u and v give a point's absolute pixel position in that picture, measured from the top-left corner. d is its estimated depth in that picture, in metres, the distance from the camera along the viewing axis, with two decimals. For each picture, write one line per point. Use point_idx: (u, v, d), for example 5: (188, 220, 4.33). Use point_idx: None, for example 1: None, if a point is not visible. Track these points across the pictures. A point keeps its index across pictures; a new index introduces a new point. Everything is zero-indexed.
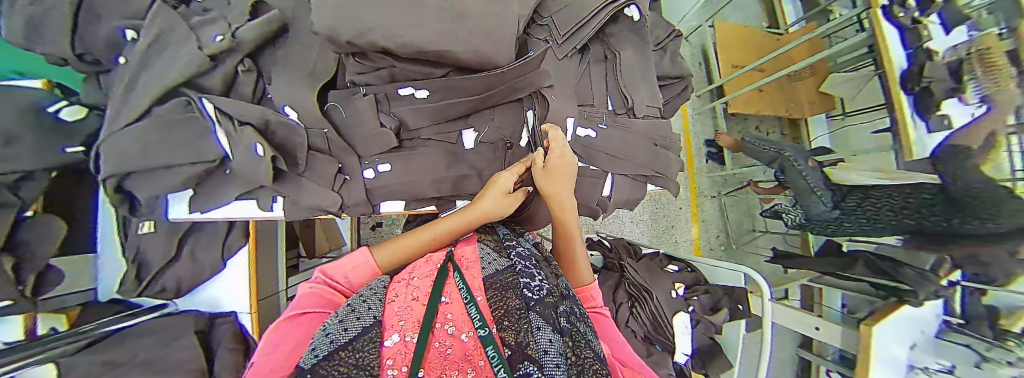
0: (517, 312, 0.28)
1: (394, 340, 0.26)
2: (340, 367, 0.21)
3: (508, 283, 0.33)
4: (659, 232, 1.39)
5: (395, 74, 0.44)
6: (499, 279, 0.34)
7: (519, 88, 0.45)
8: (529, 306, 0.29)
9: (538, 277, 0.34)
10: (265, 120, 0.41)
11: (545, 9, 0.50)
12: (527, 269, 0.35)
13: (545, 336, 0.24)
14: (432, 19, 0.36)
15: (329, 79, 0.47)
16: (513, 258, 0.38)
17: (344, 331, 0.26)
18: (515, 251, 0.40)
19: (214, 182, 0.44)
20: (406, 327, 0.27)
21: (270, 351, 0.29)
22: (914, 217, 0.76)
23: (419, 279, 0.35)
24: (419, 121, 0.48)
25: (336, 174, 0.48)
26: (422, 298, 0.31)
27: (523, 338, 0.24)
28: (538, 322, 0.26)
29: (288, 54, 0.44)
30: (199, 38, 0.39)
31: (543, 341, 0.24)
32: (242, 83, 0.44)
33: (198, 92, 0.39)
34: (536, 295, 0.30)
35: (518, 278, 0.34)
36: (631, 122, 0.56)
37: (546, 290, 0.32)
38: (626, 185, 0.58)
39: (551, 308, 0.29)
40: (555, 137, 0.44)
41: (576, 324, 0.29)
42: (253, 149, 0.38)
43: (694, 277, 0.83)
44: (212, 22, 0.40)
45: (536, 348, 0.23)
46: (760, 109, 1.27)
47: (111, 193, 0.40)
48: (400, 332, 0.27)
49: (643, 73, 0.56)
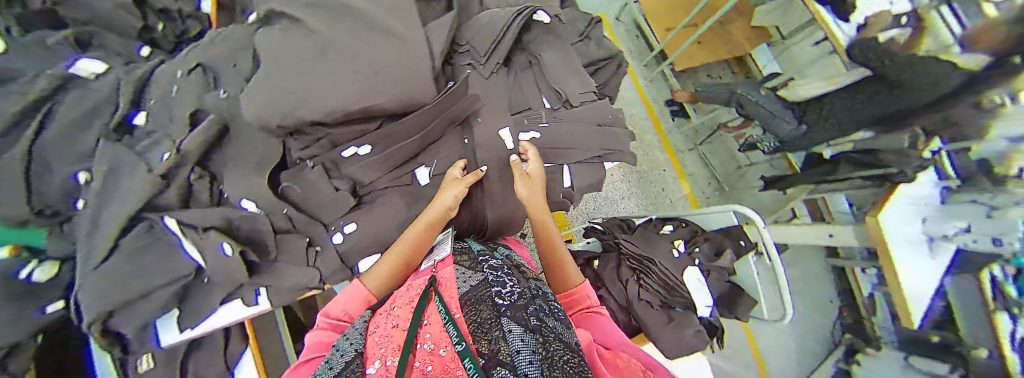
0: (491, 320, 0.29)
1: (377, 366, 0.26)
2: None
3: (482, 295, 0.33)
4: (653, 199, 1.41)
5: (335, 139, 0.46)
6: (473, 292, 0.34)
7: (452, 116, 0.48)
8: (501, 312, 0.29)
9: (510, 284, 0.34)
10: (227, 220, 0.43)
11: (463, 38, 0.55)
12: (499, 277, 0.36)
13: (517, 337, 0.25)
14: (349, 86, 0.39)
15: (279, 161, 0.48)
16: (487, 269, 0.39)
17: (327, 371, 0.26)
18: (487, 263, 0.41)
19: (194, 294, 0.45)
20: (387, 352, 0.27)
21: None
22: (865, 110, 0.79)
23: (399, 308, 0.35)
24: (372, 174, 0.49)
25: (306, 248, 0.49)
26: (401, 325, 0.31)
27: (496, 344, 0.24)
28: (509, 326, 0.27)
29: (235, 151, 0.47)
30: (146, 161, 0.41)
31: (514, 342, 0.24)
32: (198, 191, 0.46)
33: (159, 215, 0.41)
34: (507, 301, 0.31)
35: (490, 288, 0.34)
36: (570, 112, 0.58)
37: (517, 294, 0.32)
38: (586, 170, 0.58)
39: (522, 310, 0.30)
40: (528, 147, 0.50)
41: (547, 321, 0.29)
42: (221, 250, 0.41)
43: (691, 231, 0.82)
44: (156, 144, 0.43)
45: (509, 351, 0.23)
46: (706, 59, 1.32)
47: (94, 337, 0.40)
48: (382, 358, 0.27)
49: (568, 66, 0.59)
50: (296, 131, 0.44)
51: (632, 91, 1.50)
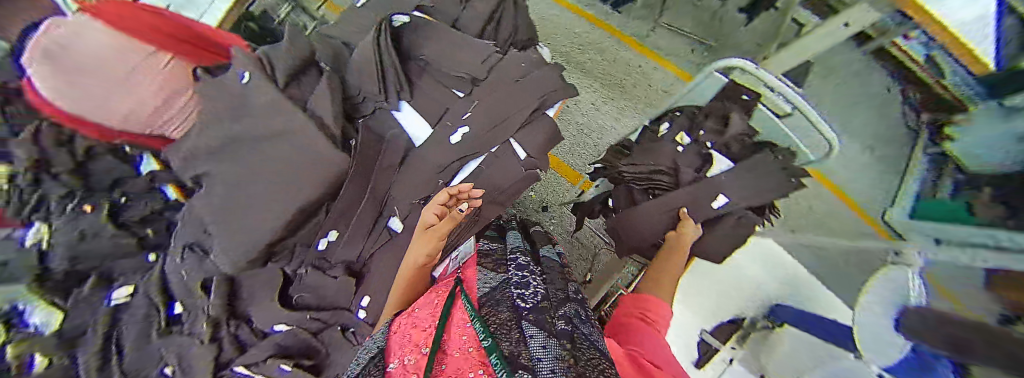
0: (510, 322, 0.41)
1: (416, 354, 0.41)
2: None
3: (502, 298, 0.48)
4: (647, 103, 1.20)
5: (304, 242, 0.49)
6: (493, 295, 0.49)
7: (382, 162, 0.50)
8: (519, 316, 0.42)
9: (528, 291, 0.49)
10: (275, 344, 0.52)
11: (349, 88, 0.52)
12: (520, 290, 0.49)
13: (536, 345, 0.36)
14: (268, 205, 0.43)
15: (282, 282, 0.51)
16: (511, 277, 0.53)
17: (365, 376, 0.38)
18: (514, 266, 0.57)
19: None
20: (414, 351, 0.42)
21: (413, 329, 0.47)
22: None
23: (429, 308, 0.49)
24: (354, 247, 0.52)
25: (344, 333, 0.56)
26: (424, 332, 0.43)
27: (520, 346, 0.35)
28: (527, 329, 0.39)
29: (247, 291, 0.52)
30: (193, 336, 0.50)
31: (532, 344, 0.36)
32: (243, 334, 0.53)
33: (230, 370, 0.52)
34: (525, 306, 0.45)
35: (511, 291, 0.49)
36: (486, 87, 0.51)
37: (535, 300, 0.47)
38: (531, 130, 0.52)
39: (547, 323, 0.42)
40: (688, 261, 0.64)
41: (570, 326, 0.43)
42: (283, 369, 0.51)
43: (688, 116, 0.70)
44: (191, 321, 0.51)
45: (529, 357, 0.34)
46: None
47: None
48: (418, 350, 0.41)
49: (455, 41, 0.53)
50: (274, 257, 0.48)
51: (561, 15, 1.28)
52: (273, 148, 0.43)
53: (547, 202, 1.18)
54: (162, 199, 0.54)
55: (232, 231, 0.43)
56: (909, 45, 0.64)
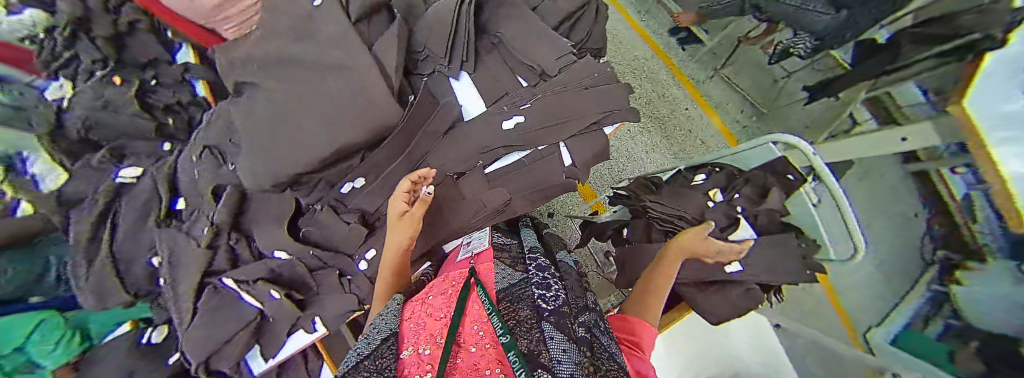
0: (528, 321, 0.39)
1: (409, 351, 0.36)
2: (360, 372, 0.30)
3: (521, 297, 0.46)
4: (681, 148, 1.20)
5: (330, 180, 0.49)
6: (512, 292, 0.48)
7: (428, 127, 0.49)
8: (541, 316, 0.40)
9: (549, 291, 0.47)
10: (270, 269, 0.52)
11: (416, 44, 0.52)
12: (542, 291, 0.47)
13: (556, 342, 0.33)
14: (313, 127, 0.42)
15: (295, 211, 0.52)
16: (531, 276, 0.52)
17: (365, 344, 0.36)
18: (534, 267, 0.55)
19: (268, 329, 0.55)
20: (418, 342, 0.38)
21: (413, 313, 0.44)
22: None
23: (434, 298, 0.47)
24: (374, 202, 0.50)
25: (339, 278, 0.55)
26: (435, 314, 0.43)
27: (539, 345, 0.33)
28: (547, 328, 0.37)
29: (257, 209, 0.52)
30: (195, 237, 0.51)
31: (552, 344, 0.33)
32: (241, 250, 0.53)
33: (217, 278, 0.52)
34: (548, 306, 0.43)
35: (530, 291, 0.47)
36: (551, 84, 0.51)
37: (557, 301, 0.45)
38: (585, 142, 0.50)
39: (570, 326, 0.39)
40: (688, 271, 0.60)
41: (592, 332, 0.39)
42: (271, 296, 0.50)
43: (726, 175, 0.73)
44: (196, 221, 0.51)
45: (549, 354, 0.30)
46: None
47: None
48: (413, 344, 0.37)
49: (532, 31, 0.52)
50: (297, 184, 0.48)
51: (628, 34, 1.27)
52: (337, 78, 0.43)
53: (555, 210, 1.18)
54: (191, 93, 0.70)
55: (265, 142, 0.42)
56: (950, 179, 0.46)
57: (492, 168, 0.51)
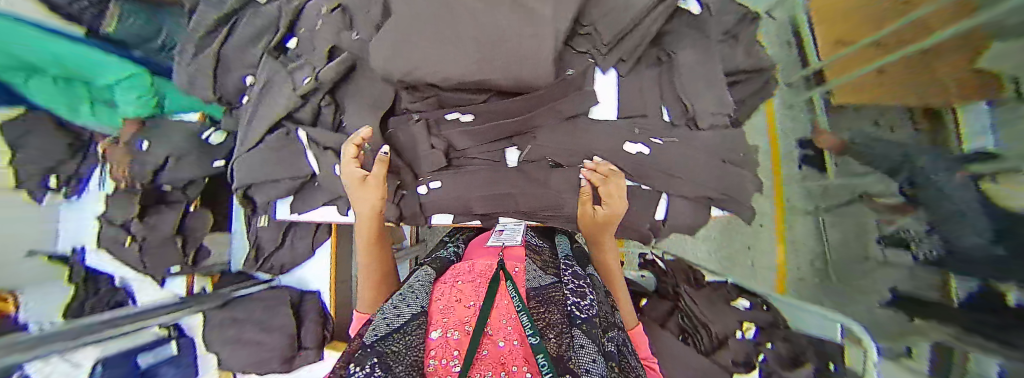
0: (555, 321, 0.47)
1: (438, 333, 0.51)
2: (397, 341, 0.45)
3: (549, 300, 0.53)
4: (729, 255, 1.18)
5: (442, 100, 0.43)
6: (541, 294, 0.56)
7: (563, 107, 0.44)
8: (571, 320, 0.46)
9: (584, 300, 0.52)
10: (343, 145, 0.50)
11: (587, 15, 0.43)
12: (575, 299, 0.52)
13: (579, 346, 0.39)
14: (468, 55, 0.35)
15: (389, 105, 0.49)
16: (565, 283, 0.58)
17: (398, 317, 0.51)
18: (570, 274, 0.61)
19: (307, 191, 0.57)
20: (445, 326, 0.52)
21: (442, 302, 0.58)
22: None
23: (457, 291, 0.61)
24: (467, 140, 0.47)
25: (394, 189, 0.51)
26: (464, 303, 0.57)
27: (564, 348, 0.39)
28: (574, 332, 0.43)
29: (357, 87, 0.49)
30: (293, 80, 0.50)
31: (581, 351, 0.38)
32: (325, 114, 0.53)
33: (295, 124, 0.53)
34: (580, 313, 0.48)
35: (562, 297, 0.54)
36: (695, 135, 0.49)
37: (590, 310, 0.50)
38: (687, 207, 0.51)
39: (598, 336, 0.44)
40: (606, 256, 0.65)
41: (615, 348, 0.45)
42: (333, 171, 0.52)
43: (770, 318, 0.70)
44: (299, 67, 0.49)
45: (572, 358, 0.37)
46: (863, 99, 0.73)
47: (243, 199, 0.59)
48: (442, 328, 0.52)
49: (710, 74, 0.46)
50: (413, 86, 0.43)
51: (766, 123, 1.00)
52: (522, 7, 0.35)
53: None
54: None
55: (414, 34, 0.37)
56: None
57: (586, 176, 0.51)
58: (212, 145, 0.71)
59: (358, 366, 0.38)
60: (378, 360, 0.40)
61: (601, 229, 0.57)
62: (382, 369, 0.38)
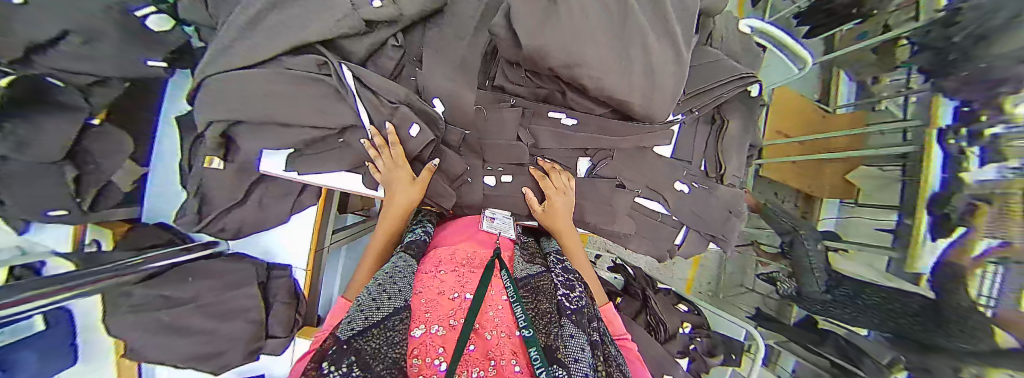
0: (550, 316, 0.35)
1: (421, 330, 0.31)
2: (371, 340, 0.27)
3: (540, 287, 0.41)
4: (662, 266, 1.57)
5: (556, 97, 0.41)
6: (530, 282, 0.42)
7: (649, 135, 0.48)
8: (563, 312, 0.36)
9: (576, 289, 0.42)
10: (408, 103, 0.38)
11: None
12: (566, 286, 0.42)
13: (572, 341, 0.30)
14: (632, 72, 0.33)
15: (479, 75, 0.41)
16: (553, 272, 0.44)
17: (376, 309, 0.31)
18: (557, 260, 0.48)
19: (324, 146, 0.46)
20: (432, 319, 0.33)
21: (421, 282, 0.38)
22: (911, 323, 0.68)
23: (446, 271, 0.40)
24: (557, 145, 0.45)
25: (460, 175, 0.45)
26: (446, 294, 0.36)
27: (553, 346, 0.29)
28: (569, 328, 0.33)
29: (439, 37, 0.39)
30: None
31: (571, 343, 0.30)
32: (386, 56, 0.41)
33: (335, 55, 0.39)
34: (572, 306, 0.37)
35: (554, 285, 0.41)
36: (717, 186, 0.59)
37: (581, 301, 0.39)
38: (696, 240, 0.62)
39: (586, 323, 0.36)
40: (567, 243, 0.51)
41: (604, 342, 0.37)
42: (410, 130, 0.38)
43: (700, 320, 0.90)
44: None
45: (565, 356, 0.27)
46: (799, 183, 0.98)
47: (217, 136, 0.45)
48: (426, 323, 0.32)
49: (742, 142, 0.58)
50: (535, 73, 0.38)
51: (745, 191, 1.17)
52: (682, 50, 0.35)
53: None
54: None
55: (585, 22, 0.31)
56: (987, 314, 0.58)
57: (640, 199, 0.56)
58: (153, 32, 0.52)
59: (331, 366, 0.23)
60: (358, 358, 0.25)
61: (551, 225, 0.48)
62: (363, 368, 0.24)
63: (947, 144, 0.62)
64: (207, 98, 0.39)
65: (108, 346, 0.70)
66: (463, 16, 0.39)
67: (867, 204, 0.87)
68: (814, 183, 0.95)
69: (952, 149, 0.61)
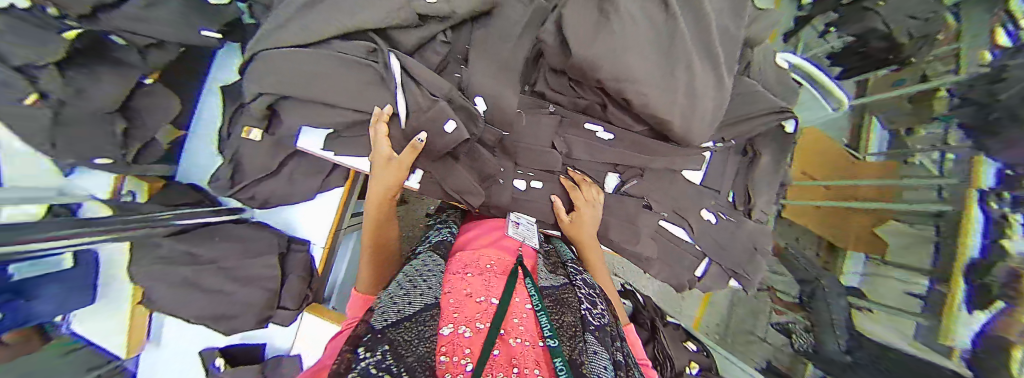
0: (573, 329, 0.34)
1: (448, 330, 0.31)
2: (403, 333, 0.29)
3: (562, 299, 0.40)
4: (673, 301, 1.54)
5: (596, 110, 0.41)
6: (554, 293, 0.41)
7: (685, 158, 0.47)
8: (587, 328, 0.35)
9: (599, 307, 0.40)
10: (449, 97, 0.39)
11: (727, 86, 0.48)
12: (589, 304, 0.40)
13: (597, 357, 0.29)
14: (678, 91, 0.33)
15: (521, 81, 0.42)
16: (576, 286, 0.43)
17: (408, 305, 0.34)
18: (579, 276, 0.47)
19: (361, 130, 0.48)
20: (459, 319, 0.32)
21: (449, 282, 0.39)
22: None
23: (472, 273, 0.41)
24: (590, 157, 0.45)
25: (491, 176, 0.45)
26: (473, 296, 0.36)
27: (579, 358, 0.27)
28: (593, 345, 0.31)
29: (487, 37, 0.40)
30: None
31: (595, 359, 0.28)
32: (433, 50, 0.42)
33: (385, 43, 0.40)
34: (596, 322, 0.36)
35: (577, 301, 0.40)
36: (746, 219, 0.58)
37: (604, 319, 0.38)
38: (717, 274, 0.59)
39: (609, 342, 0.34)
40: (590, 248, 0.52)
41: (628, 364, 0.35)
42: (447, 126, 0.38)
43: (709, 363, 0.85)
44: None
45: (589, 368, 0.26)
46: (833, 236, 0.83)
47: (262, 109, 0.46)
48: (453, 323, 0.32)
49: (776, 178, 0.57)
50: (579, 83, 0.38)
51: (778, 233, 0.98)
52: (725, 78, 0.35)
53: None
54: None
55: (636, 36, 0.31)
56: None
57: (665, 223, 0.55)
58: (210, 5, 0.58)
59: (367, 352, 0.24)
60: (390, 346, 0.26)
61: (576, 233, 0.49)
62: (392, 357, 0.24)
63: (987, 208, 0.48)
64: (259, 71, 0.40)
65: (127, 292, 0.72)
66: (510, 19, 0.39)
67: (895, 262, 0.71)
68: (838, 233, 0.82)
69: (995, 214, 0.47)
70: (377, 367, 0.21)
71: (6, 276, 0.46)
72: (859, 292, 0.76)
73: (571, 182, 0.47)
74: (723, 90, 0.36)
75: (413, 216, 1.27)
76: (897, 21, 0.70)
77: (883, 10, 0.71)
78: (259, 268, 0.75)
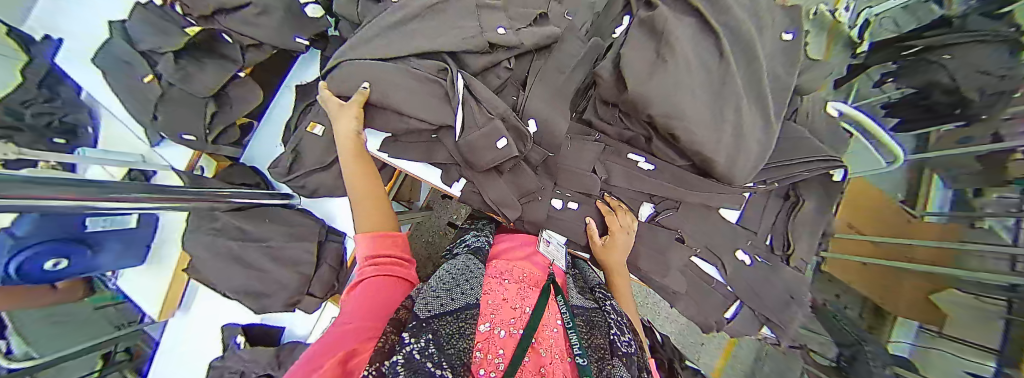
0: (603, 351, 0.36)
1: (485, 327, 0.35)
2: (443, 325, 0.34)
3: (591, 322, 0.42)
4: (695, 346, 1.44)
5: (640, 141, 0.43)
6: (584, 315, 0.43)
7: (726, 198, 0.47)
8: (616, 353, 0.36)
9: (627, 336, 0.41)
10: (504, 116, 0.43)
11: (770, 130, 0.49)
12: (618, 330, 0.42)
13: None
14: (728, 130, 0.34)
15: (572, 108, 0.46)
16: (606, 312, 0.45)
17: (450, 301, 0.39)
18: (607, 303, 0.49)
19: (418, 138, 0.52)
20: (495, 320, 0.36)
21: (486, 287, 0.44)
22: None
23: (509, 281, 0.45)
24: (629, 185, 0.47)
25: (532, 193, 0.48)
26: (509, 301, 0.40)
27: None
28: (622, 370, 0.33)
29: (544, 66, 0.44)
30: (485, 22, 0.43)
31: None
32: (493, 73, 0.47)
33: (453, 64, 0.46)
34: (625, 350, 0.37)
35: (607, 326, 0.42)
36: (784, 267, 0.55)
37: (633, 348, 0.39)
38: (748, 319, 0.57)
39: (637, 370, 0.36)
40: (619, 276, 0.53)
41: None
42: (498, 142, 0.41)
43: None
44: (496, 12, 0.45)
45: None
46: (879, 295, 0.77)
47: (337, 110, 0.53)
48: (490, 322, 0.36)
49: (820, 226, 0.54)
50: (627, 115, 0.41)
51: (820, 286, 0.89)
52: (774, 123, 0.36)
53: None
54: None
55: (690, 78, 0.33)
56: None
57: (695, 258, 0.55)
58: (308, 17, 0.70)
59: (412, 338, 0.30)
60: (433, 336, 0.31)
61: (604, 258, 0.49)
62: (435, 346, 0.30)
63: None
64: (347, 78, 0.47)
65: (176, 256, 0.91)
66: (569, 52, 0.44)
67: (950, 335, 0.61)
68: (888, 294, 0.75)
69: None
70: (422, 354, 0.27)
71: (78, 228, 0.77)
72: (908, 363, 0.67)
73: (608, 210, 0.48)
74: (773, 134, 0.36)
75: (439, 221, 1.32)
76: (967, 76, 0.65)
77: (950, 63, 0.67)
78: (298, 253, 0.81)
